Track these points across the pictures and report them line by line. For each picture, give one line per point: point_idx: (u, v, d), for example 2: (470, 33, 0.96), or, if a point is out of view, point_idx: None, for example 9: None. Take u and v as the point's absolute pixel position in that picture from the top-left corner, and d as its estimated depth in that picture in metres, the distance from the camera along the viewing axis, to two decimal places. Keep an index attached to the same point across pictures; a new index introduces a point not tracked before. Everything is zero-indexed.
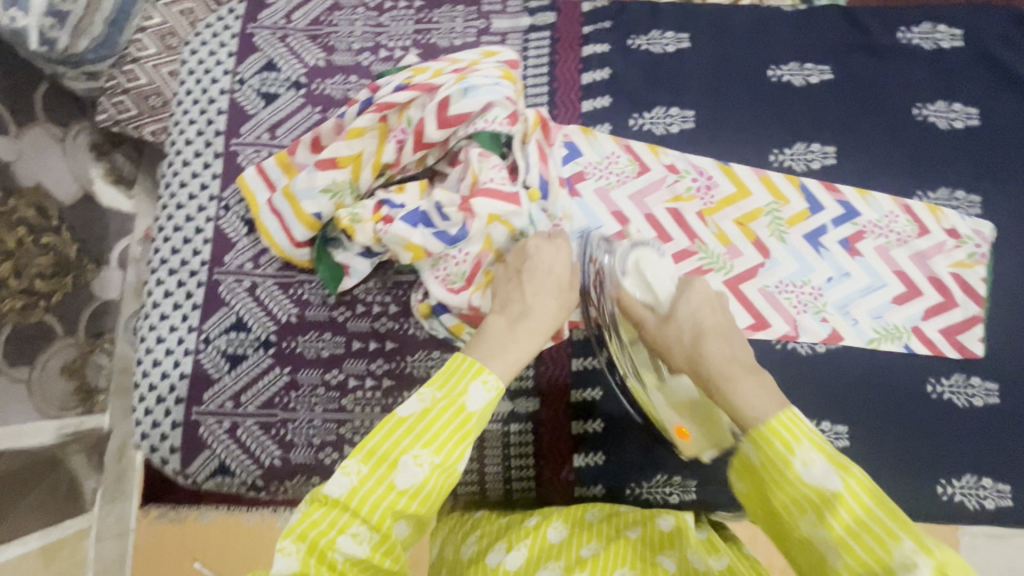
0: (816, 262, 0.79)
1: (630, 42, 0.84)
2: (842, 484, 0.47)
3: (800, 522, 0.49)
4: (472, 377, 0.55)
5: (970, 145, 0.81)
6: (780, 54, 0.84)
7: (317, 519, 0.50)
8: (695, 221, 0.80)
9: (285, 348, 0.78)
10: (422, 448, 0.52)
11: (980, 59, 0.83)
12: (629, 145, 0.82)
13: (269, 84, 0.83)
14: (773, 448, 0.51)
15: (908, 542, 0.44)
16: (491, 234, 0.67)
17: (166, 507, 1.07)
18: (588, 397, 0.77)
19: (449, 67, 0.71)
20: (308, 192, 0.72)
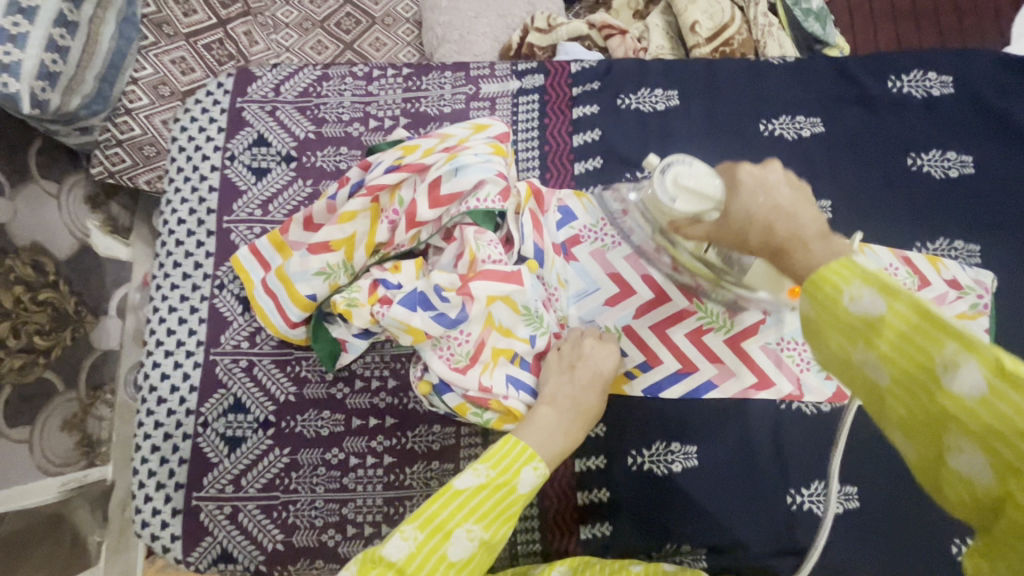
0: None
1: (619, 102, 0.84)
2: (891, 309, 0.38)
3: (844, 284, 0.40)
4: (524, 461, 0.59)
5: (967, 193, 0.80)
6: (770, 107, 0.84)
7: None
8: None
9: (284, 428, 0.77)
10: (475, 524, 0.55)
11: (970, 106, 0.83)
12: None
13: (260, 158, 0.83)
14: (820, 294, 0.42)
15: (957, 345, 0.35)
16: (495, 314, 0.65)
17: None
18: (592, 466, 0.76)
19: (439, 146, 0.71)
20: (301, 275, 0.72)
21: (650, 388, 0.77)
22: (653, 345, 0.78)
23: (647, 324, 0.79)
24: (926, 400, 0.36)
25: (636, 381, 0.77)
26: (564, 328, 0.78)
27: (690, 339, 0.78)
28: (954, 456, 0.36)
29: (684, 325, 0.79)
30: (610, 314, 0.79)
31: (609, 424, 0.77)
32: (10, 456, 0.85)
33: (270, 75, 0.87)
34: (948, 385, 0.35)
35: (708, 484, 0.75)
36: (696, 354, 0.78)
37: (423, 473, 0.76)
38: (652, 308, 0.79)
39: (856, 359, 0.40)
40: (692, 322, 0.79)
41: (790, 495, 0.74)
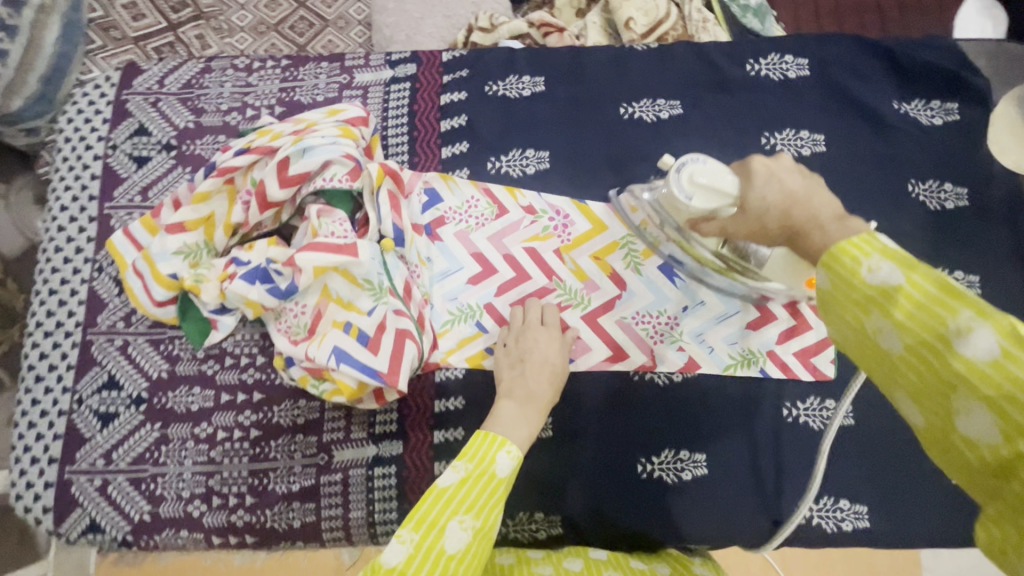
0: (672, 292, 0.82)
1: (487, 89, 0.87)
2: (909, 280, 0.40)
3: (862, 321, 0.42)
4: (498, 448, 0.63)
5: (820, 170, 0.83)
6: (631, 91, 0.86)
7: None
8: (553, 258, 0.83)
9: (156, 404, 0.80)
10: (466, 514, 0.59)
11: (825, 85, 0.85)
12: (487, 188, 0.84)
13: (141, 148, 0.87)
14: (838, 266, 0.43)
15: (971, 315, 0.38)
16: (330, 284, 0.70)
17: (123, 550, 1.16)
18: (449, 438, 0.78)
19: (290, 129, 0.74)
20: (161, 254, 0.75)
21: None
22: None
23: (508, 301, 0.82)
24: (947, 367, 0.38)
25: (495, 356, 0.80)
26: (427, 305, 0.80)
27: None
28: (960, 416, 0.38)
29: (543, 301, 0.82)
30: (472, 292, 0.82)
31: (467, 397, 0.79)
32: None
33: (155, 68, 0.90)
34: (961, 350, 0.38)
35: (562, 453, 0.78)
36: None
37: (287, 446, 0.79)
38: (513, 285, 0.82)
39: (879, 341, 0.42)
40: (551, 298, 0.82)
41: (641, 464, 0.77)
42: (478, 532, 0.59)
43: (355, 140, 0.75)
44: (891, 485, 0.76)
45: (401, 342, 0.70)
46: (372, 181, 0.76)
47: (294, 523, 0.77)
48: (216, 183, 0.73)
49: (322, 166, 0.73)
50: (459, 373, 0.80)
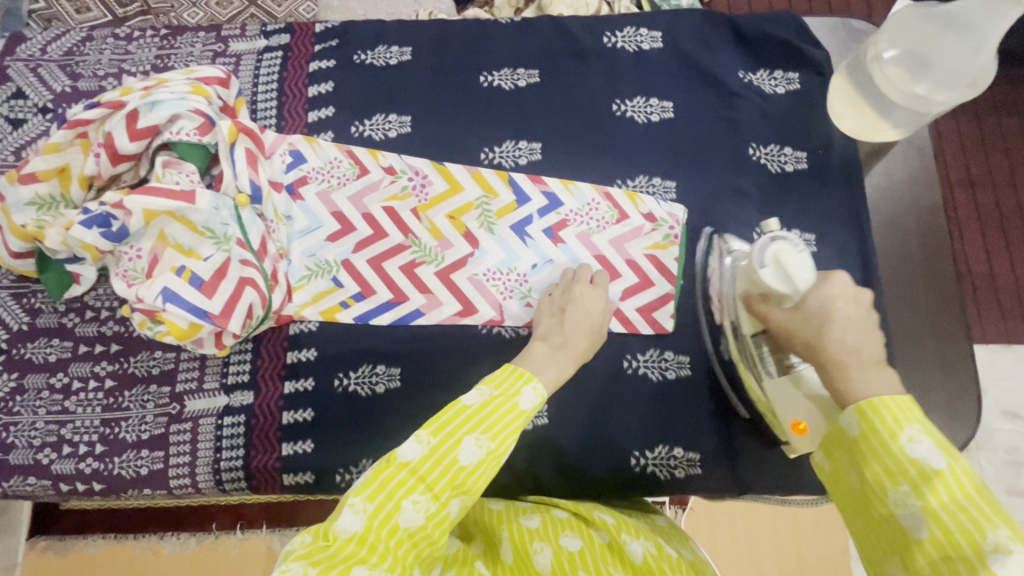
0: (522, 250, 0.84)
1: (356, 58, 0.91)
2: (948, 465, 0.47)
3: (888, 491, 0.49)
4: (524, 382, 0.61)
5: (666, 136, 0.87)
6: (493, 62, 0.91)
7: (385, 480, 0.55)
8: (410, 217, 0.86)
9: (15, 355, 0.82)
10: (482, 435, 0.57)
11: (676, 57, 0.90)
12: (350, 151, 0.87)
13: (18, 111, 0.89)
14: (878, 418, 0.51)
15: (1008, 534, 0.43)
16: (166, 230, 0.73)
17: (54, 538, 1.27)
18: (300, 388, 0.80)
19: (142, 85, 0.77)
20: (14, 205, 0.77)
21: (361, 316, 0.82)
22: (369, 278, 0.84)
23: (365, 258, 0.85)
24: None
25: (349, 310, 0.83)
26: (284, 260, 0.83)
27: (403, 271, 0.84)
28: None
29: (398, 258, 0.85)
30: (330, 249, 0.84)
31: (319, 349, 0.81)
32: None
33: (39, 37, 0.94)
34: (991, 566, 0.42)
35: (407, 403, 0.80)
36: (408, 285, 0.84)
37: (140, 395, 0.80)
38: (370, 243, 0.85)
39: (902, 511, 0.48)
40: (406, 255, 0.85)
41: None
42: (490, 457, 0.57)
43: (208, 96, 0.79)
44: (726, 433, 0.77)
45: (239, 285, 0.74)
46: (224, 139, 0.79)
47: (141, 470, 0.78)
48: (69, 137, 0.76)
49: (173, 120, 0.76)
50: (312, 326, 0.82)
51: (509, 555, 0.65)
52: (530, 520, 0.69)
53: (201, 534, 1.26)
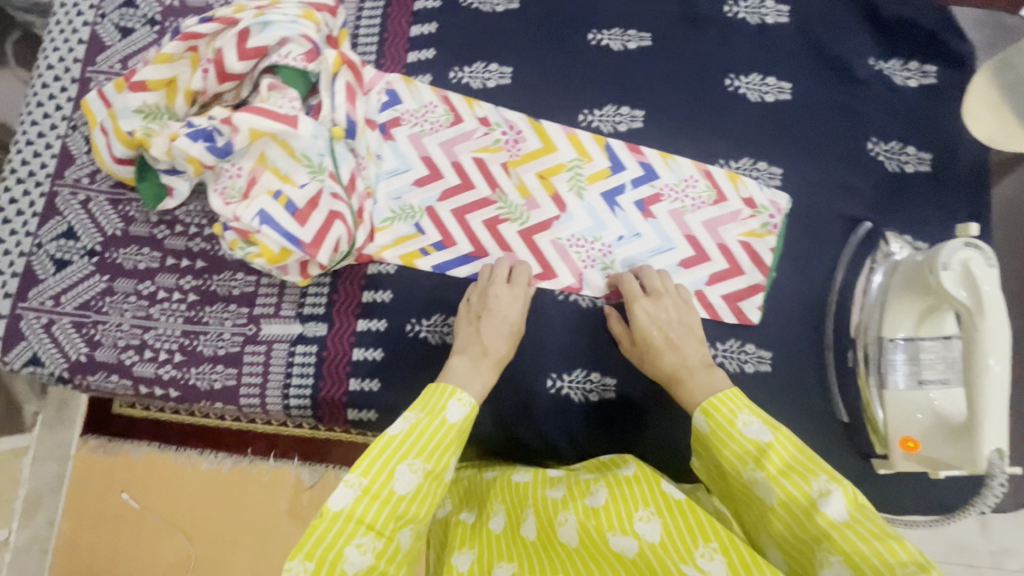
0: (609, 220, 0.82)
1: (462, 1, 0.88)
2: (774, 436, 0.57)
3: (741, 471, 0.57)
4: (449, 396, 0.63)
5: (779, 118, 0.82)
6: (605, 19, 0.86)
7: (321, 534, 0.52)
8: (499, 172, 0.84)
9: (108, 258, 0.84)
10: (415, 459, 0.58)
11: (803, 35, 0.84)
12: (446, 96, 0.85)
13: (128, 20, 0.90)
14: (718, 414, 0.60)
15: (826, 479, 0.53)
16: (267, 152, 0.73)
17: (102, 438, 1.23)
18: (372, 327, 0.81)
19: (255, 5, 0.77)
20: (123, 111, 0.79)
21: (438, 265, 0.82)
22: (451, 228, 0.83)
23: (449, 208, 0.83)
24: (809, 529, 0.51)
25: (428, 258, 0.82)
26: (371, 199, 0.82)
27: (486, 226, 0.83)
28: (821, 571, 0.49)
29: (482, 212, 0.83)
30: (416, 194, 0.84)
31: (395, 292, 0.82)
32: None
33: None
34: (823, 509, 0.51)
35: None
36: (489, 240, 0.82)
37: (220, 313, 0.82)
38: (456, 193, 0.84)
39: (753, 481, 0.56)
40: (491, 210, 0.83)
41: (551, 379, 0.79)
42: (427, 476, 0.58)
43: (317, 24, 0.78)
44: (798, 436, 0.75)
45: (329, 217, 0.74)
46: (326, 70, 0.78)
47: (215, 384, 0.81)
48: (181, 50, 0.77)
49: (282, 44, 0.76)
50: (390, 270, 0.82)
51: (531, 532, 0.60)
52: (554, 491, 0.64)
53: (236, 456, 1.20)
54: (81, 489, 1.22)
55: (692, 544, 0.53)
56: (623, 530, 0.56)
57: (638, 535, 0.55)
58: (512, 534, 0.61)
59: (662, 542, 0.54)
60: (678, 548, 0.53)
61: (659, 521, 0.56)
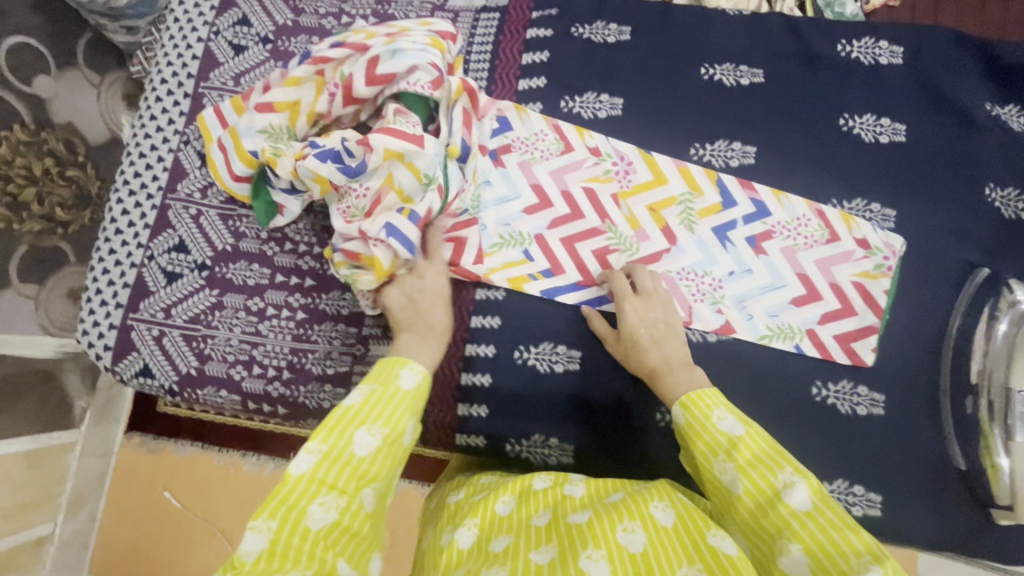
0: (720, 255, 0.82)
1: (573, 30, 0.89)
2: (746, 432, 0.61)
3: (714, 462, 0.61)
4: (401, 365, 0.63)
5: (892, 160, 0.82)
6: (716, 54, 0.87)
7: (285, 494, 0.54)
8: (610, 203, 0.84)
9: (217, 272, 0.85)
10: (374, 423, 0.59)
11: (917, 77, 0.84)
12: (558, 125, 0.86)
13: (240, 37, 0.92)
14: (695, 409, 0.64)
15: (791, 471, 0.57)
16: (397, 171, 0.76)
17: (146, 436, 1.35)
18: (480, 353, 0.81)
19: (384, 31, 0.78)
20: (247, 131, 0.81)
21: (547, 290, 0.82)
22: (560, 256, 0.83)
23: (558, 236, 0.84)
24: (772, 516, 0.55)
25: (537, 282, 0.82)
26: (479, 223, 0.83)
27: (595, 255, 0.83)
28: (781, 556, 0.53)
29: (592, 241, 0.83)
30: (525, 221, 0.84)
31: (503, 319, 0.82)
32: (14, 307, 1.08)
33: None
34: (787, 499, 0.55)
35: (584, 387, 0.80)
36: (596, 268, 0.83)
37: (329, 331, 0.83)
38: (566, 222, 0.84)
39: (724, 471, 0.60)
40: (600, 240, 0.83)
41: (659, 413, 0.79)
42: (387, 439, 0.59)
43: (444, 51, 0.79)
44: (909, 480, 0.75)
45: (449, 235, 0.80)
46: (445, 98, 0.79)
47: (324, 403, 0.82)
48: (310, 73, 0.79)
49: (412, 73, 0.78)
50: (498, 295, 0.83)
51: (541, 520, 0.63)
52: (573, 490, 0.68)
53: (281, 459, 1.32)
54: (123, 485, 1.33)
55: (703, 531, 0.57)
56: (635, 519, 0.58)
57: (656, 519, 0.59)
58: (521, 519, 0.64)
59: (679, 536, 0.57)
60: (695, 539, 0.56)
61: (673, 513, 0.60)
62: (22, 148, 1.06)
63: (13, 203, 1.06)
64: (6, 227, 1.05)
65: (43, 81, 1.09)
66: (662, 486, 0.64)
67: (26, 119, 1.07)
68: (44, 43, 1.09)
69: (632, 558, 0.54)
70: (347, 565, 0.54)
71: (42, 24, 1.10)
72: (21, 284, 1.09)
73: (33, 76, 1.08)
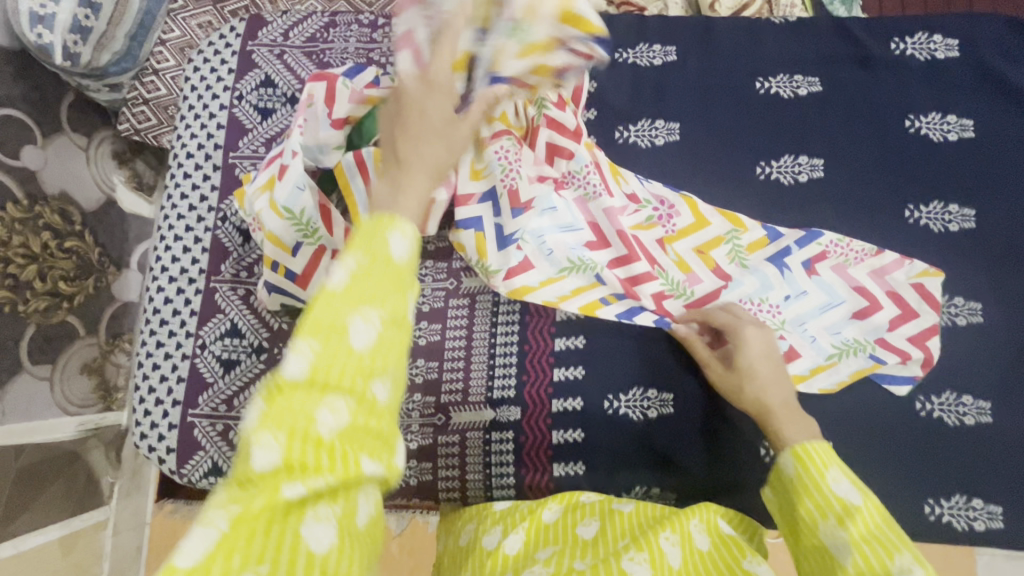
0: (777, 281, 0.78)
1: (617, 56, 0.86)
2: (864, 503, 0.53)
3: (823, 525, 0.53)
4: (353, 304, 0.38)
5: (964, 158, 0.80)
6: (769, 66, 0.84)
7: (253, 549, 0.34)
8: (655, 247, 0.79)
9: (277, 354, 0.80)
10: (402, 223, 0.41)
11: (978, 69, 0.82)
12: (599, 159, 0.80)
13: (267, 99, 0.86)
14: (807, 462, 0.57)
15: (911, 559, 0.48)
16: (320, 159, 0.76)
17: (179, 501, 1.28)
18: (569, 407, 0.77)
19: None
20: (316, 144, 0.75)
21: (625, 314, 0.77)
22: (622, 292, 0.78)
23: (617, 278, 0.78)
24: None
25: (611, 306, 0.77)
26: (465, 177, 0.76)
27: (651, 300, 0.77)
28: None
29: (649, 285, 0.77)
30: (592, 254, 0.79)
31: (587, 368, 0.78)
32: (32, 390, 1.01)
33: (280, 20, 0.90)
34: None
35: (683, 430, 0.76)
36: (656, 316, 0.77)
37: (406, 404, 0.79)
38: (620, 263, 0.78)
39: (828, 536, 0.53)
40: (655, 284, 0.78)
41: (764, 447, 0.76)
42: (369, 362, 0.38)
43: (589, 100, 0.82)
44: None
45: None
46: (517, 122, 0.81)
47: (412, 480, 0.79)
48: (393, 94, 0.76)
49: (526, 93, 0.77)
50: (578, 343, 0.79)
51: (588, 534, 0.67)
52: (622, 507, 0.70)
53: None
54: (161, 554, 1.24)
55: (738, 556, 0.62)
56: (676, 531, 0.63)
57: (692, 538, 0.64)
58: (568, 531, 0.68)
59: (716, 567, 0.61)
60: (729, 565, 0.62)
61: (709, 536, 0.65)
62: (18, 225, 0.97)
63: (15, 284, 0.97)
64: (12, 311, 0.97)
65: (32, 151, 1.01)
66: (702, 504, 0.68)
67: (18, 194, 0.98)
68: (30, 114, 1.01)
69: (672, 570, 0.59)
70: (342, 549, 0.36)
71: (26, 91, 1.00)
72: (35, 366, 1.01)
73: (21, 147, 0.98)
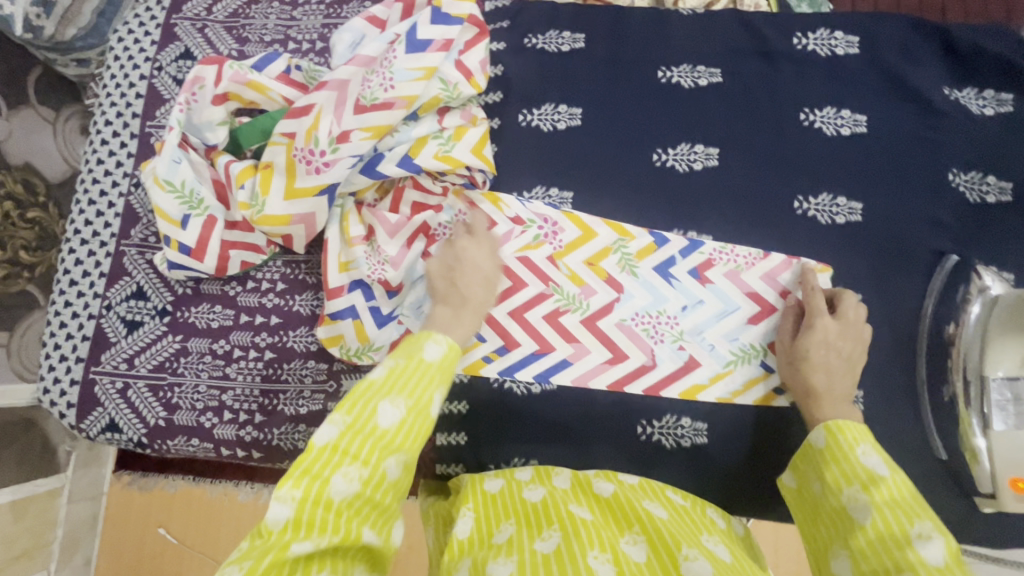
0: (668, 292, 0.80)
1: (527, 41, 0.89)
2: (890, 473, 0.55)
3: (842, 491, 0.56)
4: (425, 338, 0.58)
5: (855, 152, 0.81)
6: (673, 56, 0.86)
7: (309, 462, 0.49)
8: (547, 265, 0.81)
9: (179, 318, 0.83)
10: (435, 337, 0.58)
11: (876, 65, 0.83)
12: (470, 201, 0.81)
13: (185, 71, 0.89)
14: (839, 436, 0.59)
15: (929, 526, 0.49)
16: (207, 137, 0.79)
17: (136, 473, 1.24)
18: (456, 380, 0.80)
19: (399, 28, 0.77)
20: (206, 125, 0.78)
21: (506, 370, 0.79)
22: (511, 330, 0.80)
23: (506, 311, 0.80)
24: (896, 560, 0.49)
25: (493, 365, 0.79)
26: (364, 244, 0.79)
27: (547, 320, 0.80)
28: None
29: (541, 307, 0.80)
30: None
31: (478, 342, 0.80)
32: None
33: None
34: (918, 549, 0.48)
35: (562, 407, 0.78)
36: (554, 335, 0.80)
37: (299, 369, 0.81)
38: (510, 294, 0.80)
39: (851, 502, 0.55)
40: (548, 304, 0.80)
41: (641, 426, 0.78)
42: (367, 473, 0.50)
43: (490, 172, 0.82)
44: (895, 476, 0.74)
45: (229, 252, 0.79)
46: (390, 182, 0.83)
47: (299, 444, 0.79)
48: (279, 93, 0.78)
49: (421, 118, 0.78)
50: None
51: (535, 496, 0.65)
52: (559, 481, 0.69)
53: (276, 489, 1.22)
54: (119, 523, 1.27)
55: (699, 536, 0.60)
56: (639, 532, 0.59)
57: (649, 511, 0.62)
58: (513, 498, 0.66)
59: (669, 530, 0.58)
60: (692, 539, 0.58)
61: (665, 509, 0.64)
62: None
63: None
64: None
65: None
66: (651, 488, 0.68)
67: None
68: None
69: (638, 565, 0.54)
70: (371, 533, 0.50)
71: None
72: None
73: None
